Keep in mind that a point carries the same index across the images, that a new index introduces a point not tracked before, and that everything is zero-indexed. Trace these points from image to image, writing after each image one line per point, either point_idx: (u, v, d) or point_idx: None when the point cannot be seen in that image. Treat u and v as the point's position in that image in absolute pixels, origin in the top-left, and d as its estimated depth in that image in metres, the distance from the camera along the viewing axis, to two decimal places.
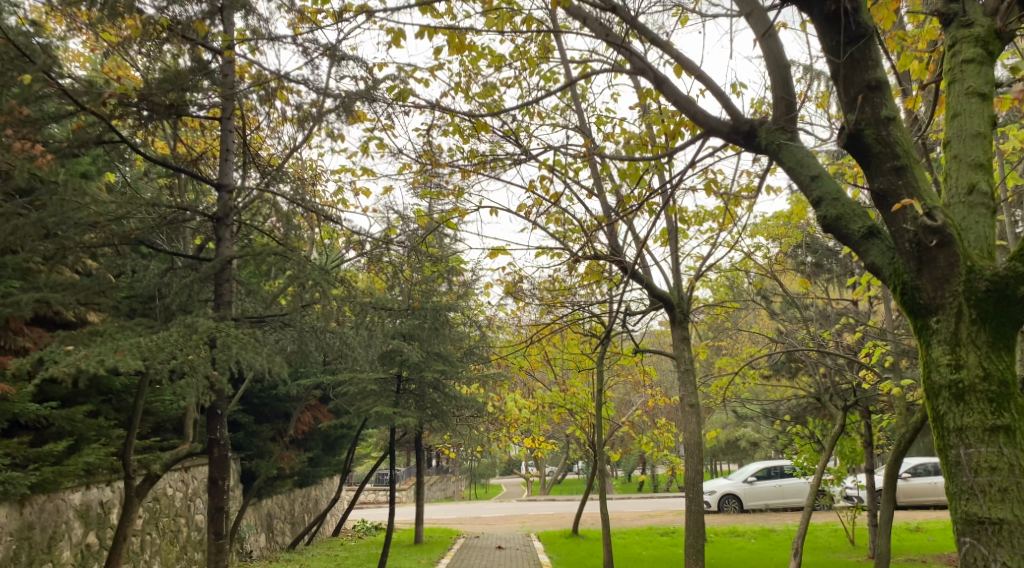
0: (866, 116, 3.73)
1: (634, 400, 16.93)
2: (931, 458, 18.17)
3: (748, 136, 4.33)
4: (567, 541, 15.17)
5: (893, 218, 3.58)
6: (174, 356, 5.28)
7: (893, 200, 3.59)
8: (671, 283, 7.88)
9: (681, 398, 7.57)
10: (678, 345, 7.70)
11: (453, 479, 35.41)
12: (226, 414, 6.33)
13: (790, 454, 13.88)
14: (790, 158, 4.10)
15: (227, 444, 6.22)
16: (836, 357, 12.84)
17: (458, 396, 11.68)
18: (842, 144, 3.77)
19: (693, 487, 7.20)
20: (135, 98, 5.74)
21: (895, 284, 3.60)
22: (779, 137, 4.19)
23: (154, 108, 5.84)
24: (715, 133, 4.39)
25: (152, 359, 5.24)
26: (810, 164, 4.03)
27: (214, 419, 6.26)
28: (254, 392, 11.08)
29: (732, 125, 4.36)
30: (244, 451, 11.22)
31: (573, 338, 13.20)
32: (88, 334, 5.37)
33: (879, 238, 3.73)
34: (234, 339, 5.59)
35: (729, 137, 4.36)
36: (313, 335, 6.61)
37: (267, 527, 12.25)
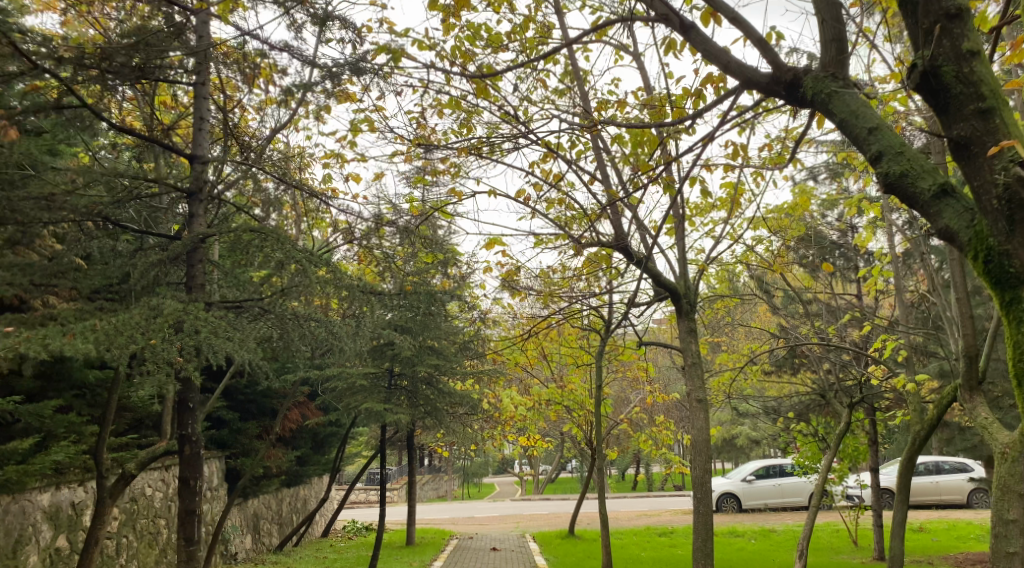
0: (945, 50, 3.33)
1: (631, 398, 16.57)
2: (935, 457, 17.88)
3: (790, 86, 4.12)
4: (563, 541, 14.78)
5: (978, 170, 3.21)
6: (134, 341, 5.01)
7: (978, 147, 3.21)
8: (678, 273, 7.47)
9: (688, 393, 7.19)
10: (685, 337, 7.30)
11: (445, 478, 35.00)
12: (198, 409, 5.93)
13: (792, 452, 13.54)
14: (843, 108, 3.82)
15: (200, 442, 5.82)
16: (840, 353, 12.50)
17: (452, 391, 11.32)
18: (914, 84, 3.40)
19: (702, 487, 6.77)
20: (94, 60, 5.30)
21: (978, 251, 3.22)
22: (828, 85, 3.94)
23: (119, 71, 5.43)
24: (756, 85, 4.24)
25: (107, 345, 4.95)
26: (867, 114, 3.73)
27: (185, 414, 5.87)
28: (238, 388, 10.69)
29: (775, 76, 4.16)
30: (229, 450, 10.81)
31: (570, 333, 12.83)
32: (41, 319, 5.06)
33: (953, 197, 3.39)
34: (204, 323, 5.33)
35: (770, 88, 4.17)
36: (296, 323, 6.23)
37: (253, 529, 11.83)
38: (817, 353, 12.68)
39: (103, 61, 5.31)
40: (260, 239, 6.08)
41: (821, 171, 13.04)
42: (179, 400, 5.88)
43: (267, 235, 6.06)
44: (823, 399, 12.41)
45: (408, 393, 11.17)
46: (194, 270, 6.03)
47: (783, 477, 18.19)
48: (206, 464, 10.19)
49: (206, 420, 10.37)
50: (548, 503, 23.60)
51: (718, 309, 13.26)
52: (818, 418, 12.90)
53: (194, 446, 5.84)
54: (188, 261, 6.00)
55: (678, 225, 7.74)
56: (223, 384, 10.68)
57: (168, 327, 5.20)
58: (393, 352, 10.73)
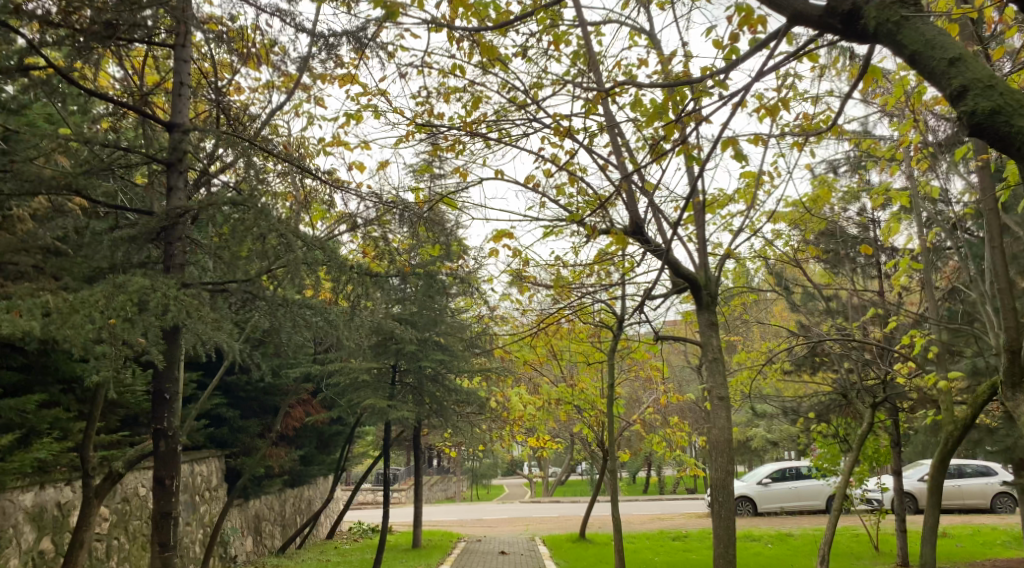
0: None
1: (643, 398, 16.16)
2: (971, 461, 17.35)
3: (848, 18, 3.68)
4: (574, 545, 14.37)
5: None
6: (90, 321, 4.60)
7: None
8: (697, 263, 7.07)
9: (708, 389, 6.75)
10: (705, 330, 6.89)
11: (454, 480, 34.62)
12: (175, 399, 5.42)
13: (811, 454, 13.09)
14: (917, 37, 3.47)
15: (178, 438, 5.38)
16: (863, 350, 12.05)
17: (459, 388, 10.96)
18: None
19: (723, 490, 6.35)
20: (62, 18, 5.10)
21: None
22: (896, 11, 3.54)
23: (89, 30, 5.17)
24: (807, 20, 3.79)
25: (61, 322, 4.58)
26: (945, 44, 3.41)
27: (161, 406, 5.39)
28: (239, 384, 10.34)
29: (829, 7, 3.72)
30: (229, 449, 10.46)
31: (581, 330, 12.44)
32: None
33: None
34: (172, 299, 4.93)
35: (825, 22, 3.73)
36: (287, 309, 5.98)
37: (254, 531, 11.48)
38: (837, 351, 12.24)
39: (71, 18, 5.13)
40: (243, 212, 5.62)
41: (842, 163, 12.61)
42: (153, 391, 5.37)
43: (250, 207, 5.62)
44: (844, 399, 11.97)
45: (413, 390, 10.81)
46: (171, 245, 5.51)
47: (799, 480, 17.71)
48: (205, 463, 9.85)
49: (204, 418, 10.01)
50: (557, 505, 23.20)
51: (734, 306, 12.82)
52: (839, 419, 12.44)
53: (169, 443, 5.38)
54: (165, 238, 5.49)
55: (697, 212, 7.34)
56: (223, 380, 10.33)
57: (131, 304, 4.78)
58: (397, 347, 10.38)
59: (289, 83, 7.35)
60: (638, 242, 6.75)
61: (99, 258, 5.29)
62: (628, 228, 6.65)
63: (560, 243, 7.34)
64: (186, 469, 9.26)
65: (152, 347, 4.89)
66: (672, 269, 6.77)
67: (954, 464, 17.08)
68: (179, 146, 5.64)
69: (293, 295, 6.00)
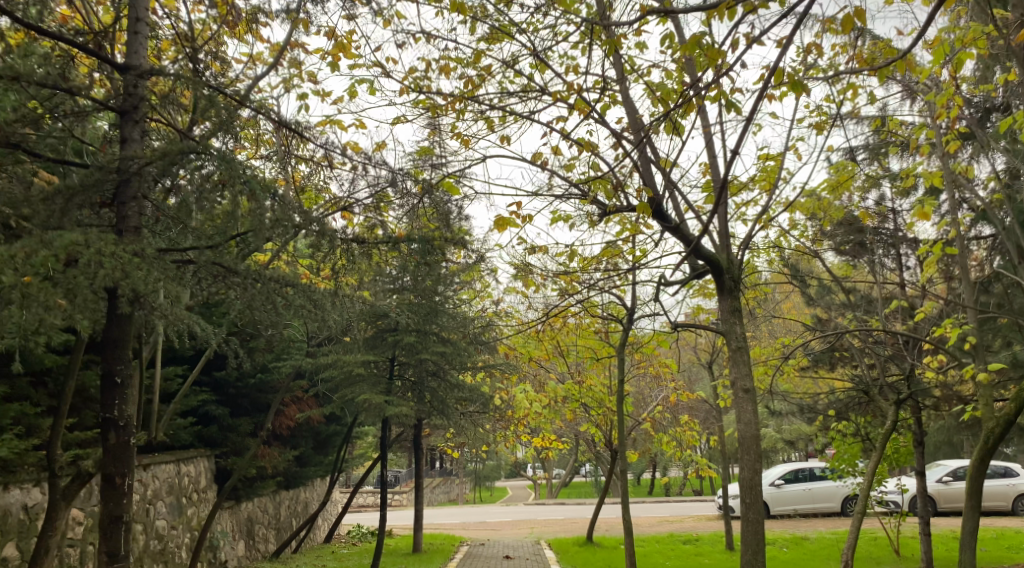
0: None
1: (652, 396, 15.60)
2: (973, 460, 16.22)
3: None
4: (581, 549, 13.79)
5: None
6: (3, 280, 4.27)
7: None
8: (719, 244, 6.51)
9: (731, 381, 6.21)
10: (727, 316, 6.33)
11: (457, 482, 34.11)
12: (129, 383, 4.94)
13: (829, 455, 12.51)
14: None
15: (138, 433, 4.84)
16: (884, 345, 11.49)
17: (461, 383, 10.43)
18: None
19: (752, 491, 5.81)
20: None
21: None
22: None
23: None
24: None
25: None
26: None
27: (112, 392, 4.91)
28: (229, 380, 9.79)
29: None
30: (218, 448, 9.92)
31: (589, 322, 11.88)
32: None
33: None
34: (107, 255, 4.52)
35: None
36: (261, 284, 5.47)
37: (247, 536, 10.94)
38: (857, 345, 11.70)
39: None
40: (199, 157, 5.08)
41: (860, 150, 12.09)
42: (103, 373, 4.90)
43: (212, 154, 5.12)
44: (864, 396, 11.42)
45: (412, 384, 10.27)
46: (125, 205, 5.13)
47: (814, 482, 17.10)
48: (193, 463, 9.31)
49: (191, 415, 9.45)
50: (562, 508, 22.66)
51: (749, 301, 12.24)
52: (860, 418, 11.86)
53: (120, 434, 4.89)
54: (117, 196, 5.10)
55: (719, 190, 6.80)
56: (212, 376, 9.79)
57: (55, 261, 4.38)
58: (394, 339, 9.85)
59: (278, 50, 6.88)
60: (658, 219, 6.18)
61: (37, 216, 4.83)
62: (647, 203, 6.08)
63: (569, 223, 6.79)
64: (172, 468, 8.72)
65: (78, 311, 4.50)
66: (694, 251, 6.22)
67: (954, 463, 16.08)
68: (133, 93, 5.29)
69: (275, 276, 5.53)
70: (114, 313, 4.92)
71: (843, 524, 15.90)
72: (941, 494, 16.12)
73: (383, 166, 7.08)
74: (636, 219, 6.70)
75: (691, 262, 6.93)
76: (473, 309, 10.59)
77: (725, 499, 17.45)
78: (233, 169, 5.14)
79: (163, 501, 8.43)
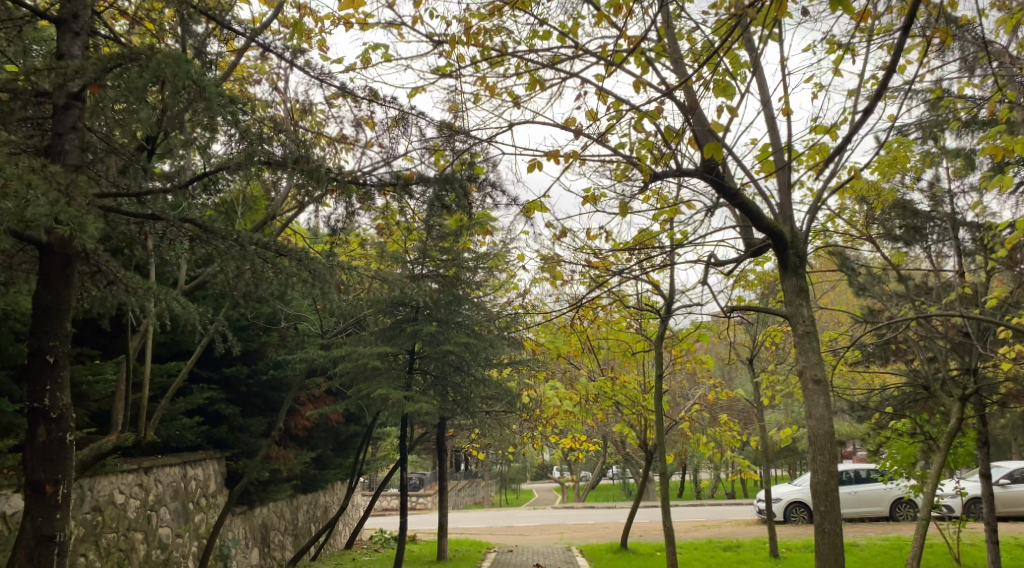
0: None
1: (689, 394, 14.78)
2: None
3: None
4: (616, 557, 12.98)
5: None
6: None
7: None
8: (782, 214, 5.72)
9: (798, 370, 5.42)
10: (792, 299, 5.55)
11: (484, 484, 33.49)
12: (60, 363, 4.51)
13: (881, 456, 11.67)
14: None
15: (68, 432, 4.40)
16: (946, 335, 10.58)
17: (487, 379, 9.69)
18: None
19: (827, 498, 4.99)
20: None
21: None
22: None
23: None
24: None
25: None
26: None
27: (42, 373, 4.49)
28: (239, 377, 9.12)
29: None
30: (229, 450, 9.22)
31: (621, 312, 11.13)
32: None
33: None
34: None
35: None
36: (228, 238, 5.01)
37: (261, 544, 10.27)
38: (913, 337, 10.85)
39: None
40: (138, 63, 4.61)
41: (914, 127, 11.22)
42: (33, 351, 4.50)
43: (153, 57, 4.58)
44: (925, 391, 10.55)
45: (435, 379, 9.53)
46: (63, 138, 4.74)
47: (860, 485, 16.20)
48: (201, 466, 8.63)
49: (199, 415, 8.79)
50: (593, 512, 21.89)
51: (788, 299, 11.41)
52: (919, 414, 10.97)
53: (51, 428, 4.45)
54: (55, 126, 4.74)
55: (782, 155, 5.96)
56: (221, 373, 9.14)
57: None
58: (413, 330, 9.11)
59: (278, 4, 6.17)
60: (713, 186, 5.33)
61: None
62: (702, 167, 5.23)
63: (609, 191, 6.03)
64: (177, 472, 8.05)
65: None
66: (756, 222, 5.39)
67: (1013, 464, 15.11)
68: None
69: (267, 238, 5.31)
70: (47, 277, 4.55)
71: (893, 529, 14.98)
72: (1000, 497, 15.13)
73: (400, 138, 6.35)
74: (685, 189, 5.93)
75: (746, 238, 6.11)
76: (497, 300, 9.86)
77: (765, 503, 16.60)
78: (183, 69, 4.61)
79: (167, 507, 7.76)
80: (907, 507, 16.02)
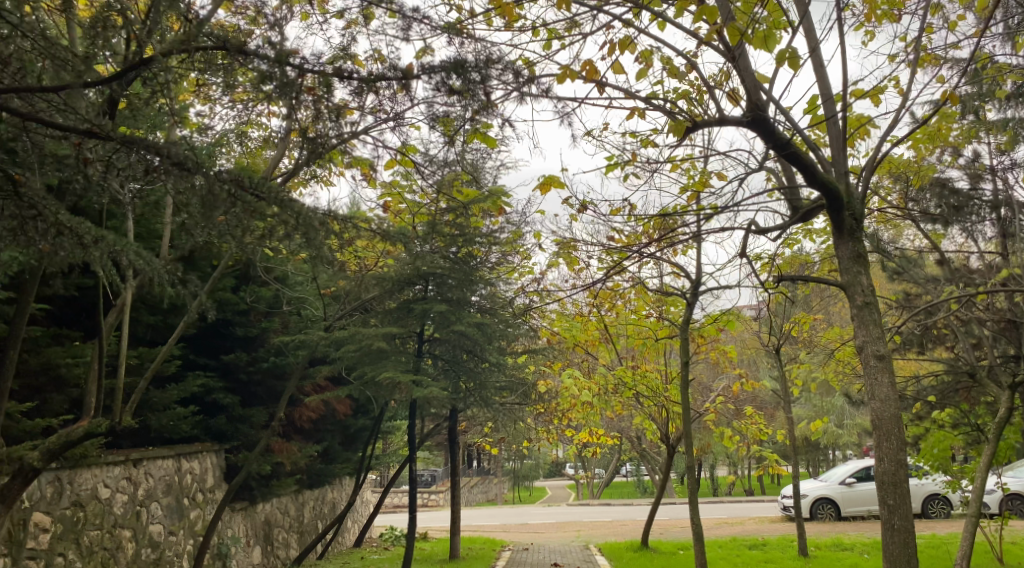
0: None
1: (712, 386, 14.14)
2: None
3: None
4: (638, 555, 12.38)
5: None
6: None
7: None
8: (837, 170, 5.10)
9: (857, 346, 4.81)
10: (847, 265, 4.95)
11: (496, 480, 32.93)
12: None
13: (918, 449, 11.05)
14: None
15: None
16: (992, 318, 9.90)
17: (502, 365, 9.10)
18: None
19: (896, 491, 4.37)
20: None
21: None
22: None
23: None
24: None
25: None
26: None
27: None
28: (238, 364, 8.54)
29: None
30: (228, 442, 8.64)
31: (640, 295, 10.63)
32: None
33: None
34: None
35: None
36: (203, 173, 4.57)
37: (264, 543, 9.70)
38: (955, 322, 10.22)
39: None
40: None
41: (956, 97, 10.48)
42: None
43: None
44: (970, 378, 9.88)
45: (445, 362, 8.98)
46: None
47: None
48: (198, 459, 8.06)
49: (194, 404, 8.20)
50: (609, 509, 21.31)
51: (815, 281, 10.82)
52: (963, 404, 10.28)
53: None
54: None
55: (832, 106, 5.36)
56: (218, 359, 8.56)
57: None
58: (423, 310, 8.56)
59: None
60: (763, 137, 4.73)
61: None
62: (750, 113, 4.63)
63: (640, 145, 5.41)
64: (170, 464, 7.48)
65: None
66: (810, 179, 4.80)
67: None
68: None
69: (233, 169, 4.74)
70: None
71: (927, 528, 14.53)
72: None
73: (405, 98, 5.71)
74: (723, 140, 5.30)
75: (793, 200, 5.52)
76: (509, 282, 9.25)
77: (791, 499, 16.00)
78: None
79: (159, 502, 7.19)
80: (938, 503, 15.54)
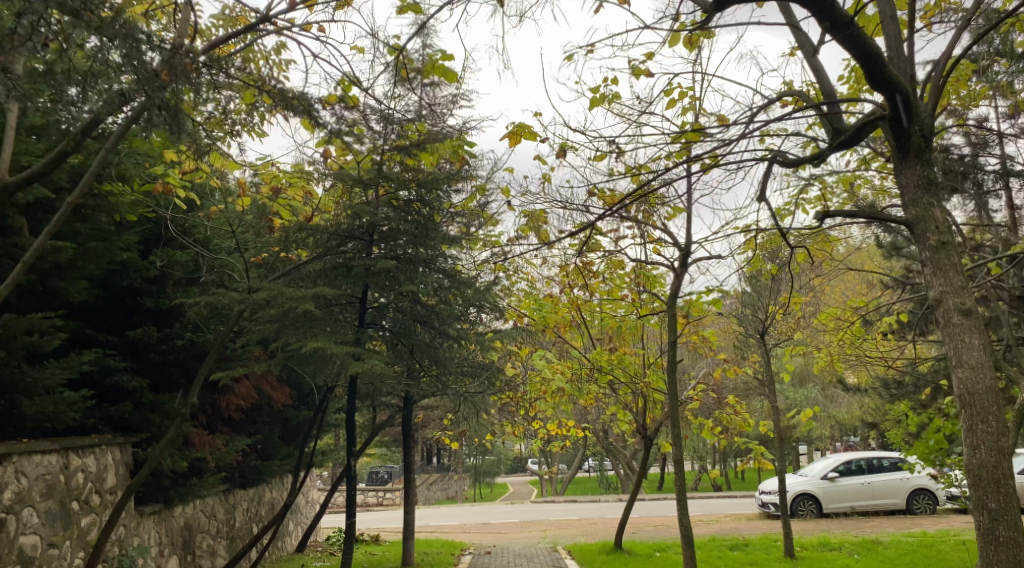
0: None
1: (692, 373, 13.03)
2: None
3: None
4: (613, 558, 11.23)
5: None
6: None
7: None
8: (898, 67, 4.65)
9: (938, 288, 4.37)
10: (917, 195, 4.51)
11: (455, 477, 31.69)
12: None
13: (907, 441, 10.11)
14: None
15: None
16: (1008, 297, 8.89)
17: (461, 341, 7.88)
18: None
19: (1002, 492, 4.09)
20: None
21: None
22: None
23: None
24: None
25: None
26: None
27: None
28: (148, 342, 7.16)
29: None
30: (135, 435, 7.24)
31: (619, 267, 9.48)
32: None
33: None
34: None
35: None
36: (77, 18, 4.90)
37: (183, 553, 8.31)
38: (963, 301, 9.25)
39: None
40: None
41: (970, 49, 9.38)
42: None
43: None
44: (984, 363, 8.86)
45: (396, 338, 7.75)
46: None
47: (874, 474, 15.41)
48: (95, 454, 6.64)
49: (89, 388, 6.81)
50: (572, 507, 20.15)
51: (806, 259, 9.82)
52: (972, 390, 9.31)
53: None
54: None
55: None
56: (123, 336, 7.17)
57: None
58: (364, 271, 7.25)
59: None
60: (818, 14, 4.39)
61: None
62: None
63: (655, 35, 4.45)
64: (53, 461, 6.06)
65: None
66: (863, 59, 4.42)
67: None
68: None
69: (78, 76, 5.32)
70: None
71: (915, 525, 13.83)
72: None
73: None
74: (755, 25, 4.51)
75: (832, 122, 4.77)
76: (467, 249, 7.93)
77: (771, 495, 15.01)
78: None
79: (35, 508, 5.80)
80: (925, 497, 15.19)
